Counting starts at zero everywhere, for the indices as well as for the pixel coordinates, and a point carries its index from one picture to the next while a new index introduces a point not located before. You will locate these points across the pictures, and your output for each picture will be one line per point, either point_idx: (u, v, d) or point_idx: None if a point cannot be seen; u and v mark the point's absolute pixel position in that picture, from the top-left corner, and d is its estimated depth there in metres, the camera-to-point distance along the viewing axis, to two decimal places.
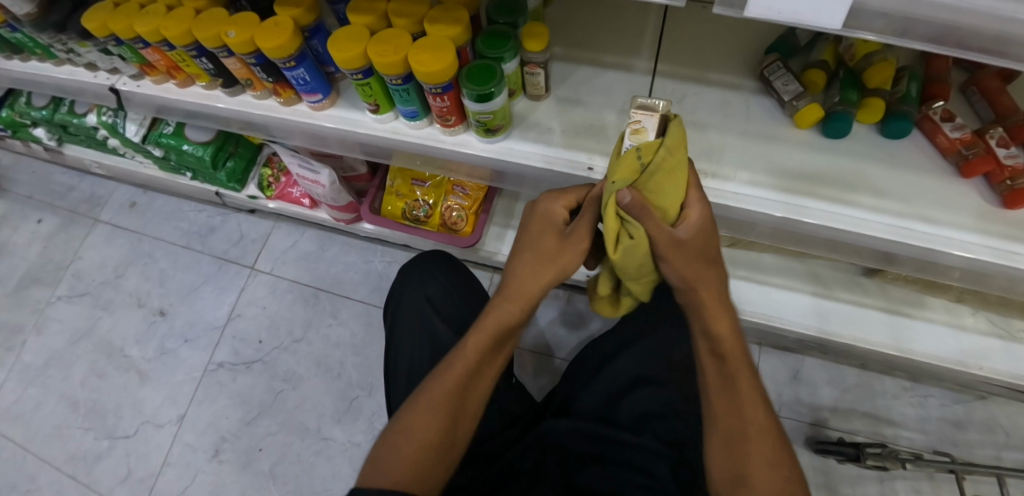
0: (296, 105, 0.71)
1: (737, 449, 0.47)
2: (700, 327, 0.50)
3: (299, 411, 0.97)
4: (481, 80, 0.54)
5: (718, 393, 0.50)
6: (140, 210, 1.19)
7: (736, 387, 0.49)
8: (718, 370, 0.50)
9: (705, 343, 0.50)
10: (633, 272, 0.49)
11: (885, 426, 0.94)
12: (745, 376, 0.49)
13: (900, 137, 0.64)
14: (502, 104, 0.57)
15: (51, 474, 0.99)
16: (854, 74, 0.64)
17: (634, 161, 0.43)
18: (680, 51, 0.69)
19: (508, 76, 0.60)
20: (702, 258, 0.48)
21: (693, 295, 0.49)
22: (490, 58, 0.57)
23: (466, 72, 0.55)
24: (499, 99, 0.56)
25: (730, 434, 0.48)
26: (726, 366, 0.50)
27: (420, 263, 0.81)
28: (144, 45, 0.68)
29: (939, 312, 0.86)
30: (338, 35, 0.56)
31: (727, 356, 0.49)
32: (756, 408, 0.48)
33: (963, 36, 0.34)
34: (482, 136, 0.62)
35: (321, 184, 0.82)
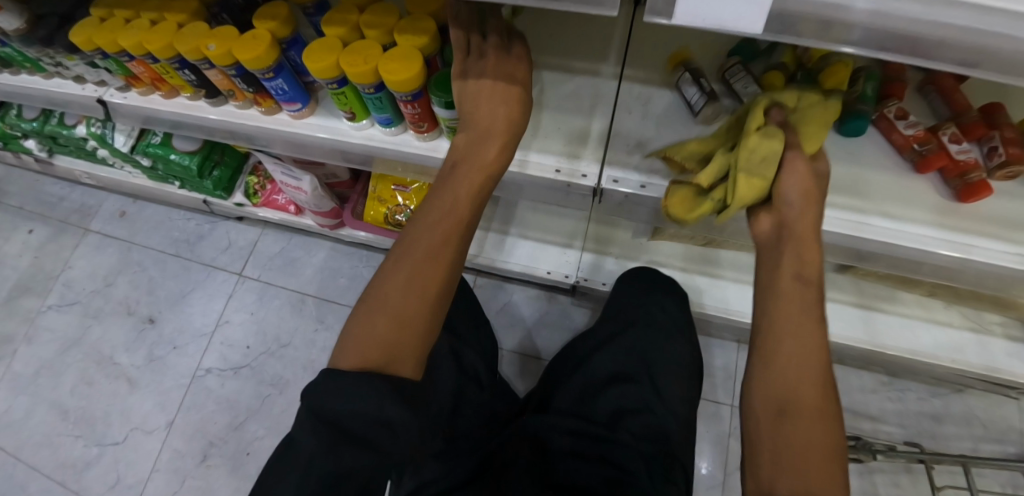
0: (277, 114, 0.73)
1: (795, 390, 0.44)
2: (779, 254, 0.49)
3: (287, 416, 0.99)
4: (446, 87, 0.57)
5: (786, 322, 0.47)
6: (130, 219, 1.21)
7: (806, 325, 0.46)
8: (796, 293, 0.47)
9: (786, 265, 0.48)
10: (752, 163, 0.48)
11: (862, 421, 0.96)
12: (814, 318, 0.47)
13: (860, 133, 0.66)
14: None
15: (41, 481, 1.00)
16: (812, 76, 0.66)
17: (795, 100, 0.52)
18: (645, 56, 0.71)
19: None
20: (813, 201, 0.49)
21: (794, 233, 0.48)
22: None
23: (435, 81, 0.57)
24: None
25: (790, 361, 0.45)
26: (806, 295, 0.47)
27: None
28: (129, 58, 0.70)
29: (911, 307, 0.88)
30: (313, 47, 0.58)
31: (810, 285, 0.47)
32: (816, 356, 0.46)
33: (886, 41, 0.37)
34: (452, 139, 0.65)
35: (304, 190, 0.84)
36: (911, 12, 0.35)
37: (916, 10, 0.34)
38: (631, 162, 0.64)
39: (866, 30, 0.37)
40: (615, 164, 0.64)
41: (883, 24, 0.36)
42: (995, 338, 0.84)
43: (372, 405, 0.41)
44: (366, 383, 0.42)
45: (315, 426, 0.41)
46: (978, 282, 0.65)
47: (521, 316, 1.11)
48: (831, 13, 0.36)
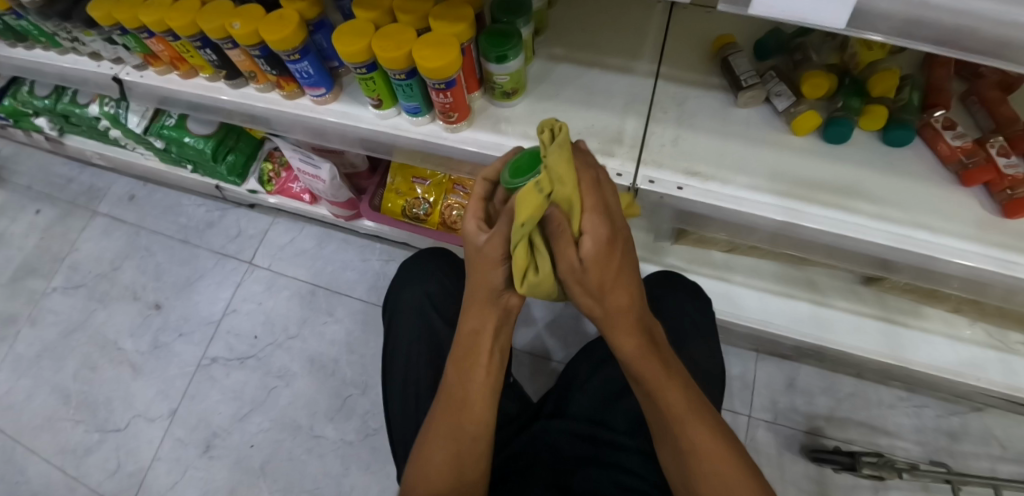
0: (299, 99, 0.70)
1: (678, 452, 0.49)
2: (619, 353, 0.51)
3: (291, 408, 0.97)
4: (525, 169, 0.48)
5: (663, 414, 0.50)
6: (139, 203, 1.19)
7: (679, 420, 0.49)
8: (655, 405, 0.51)
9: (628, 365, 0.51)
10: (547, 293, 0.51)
11: (880, 436, 0.93)
12: (680, 401, 0.50)
13: (902, 144, 0.64)
14: (519, 68, 0.60)
15: (39, 466, 0.98)
16: (859, 82, 0.65)
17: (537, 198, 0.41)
18: (682, 55, 0.69)
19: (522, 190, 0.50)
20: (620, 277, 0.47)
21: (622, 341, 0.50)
22: (494, 56, 0.57)
23: (484, 37, 0.57)
24: (516, 62, 0.59)
25: (682, 459, 0.49)
26: (658, 395, 0.50)
27: (415, 264, 0.86)
28: (149, 35, 0.68)
29: (935, 322, 0.86)
30: (343, 29, 0.56)
31: (653, 383, 0.50)
32: (703, 432, 0.48)
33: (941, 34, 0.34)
34: (499, 100, 0.65)
35: (322, 179, 0.81)
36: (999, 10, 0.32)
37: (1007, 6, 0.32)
38: (667, 163, 0.62)
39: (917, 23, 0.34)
40: (651, 164, 0.62)
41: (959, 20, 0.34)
42: (1021, 357, 0.81)
43: None
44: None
45: None
46: (1008, 298, 0.63)
47: (534, 316, 1.08)
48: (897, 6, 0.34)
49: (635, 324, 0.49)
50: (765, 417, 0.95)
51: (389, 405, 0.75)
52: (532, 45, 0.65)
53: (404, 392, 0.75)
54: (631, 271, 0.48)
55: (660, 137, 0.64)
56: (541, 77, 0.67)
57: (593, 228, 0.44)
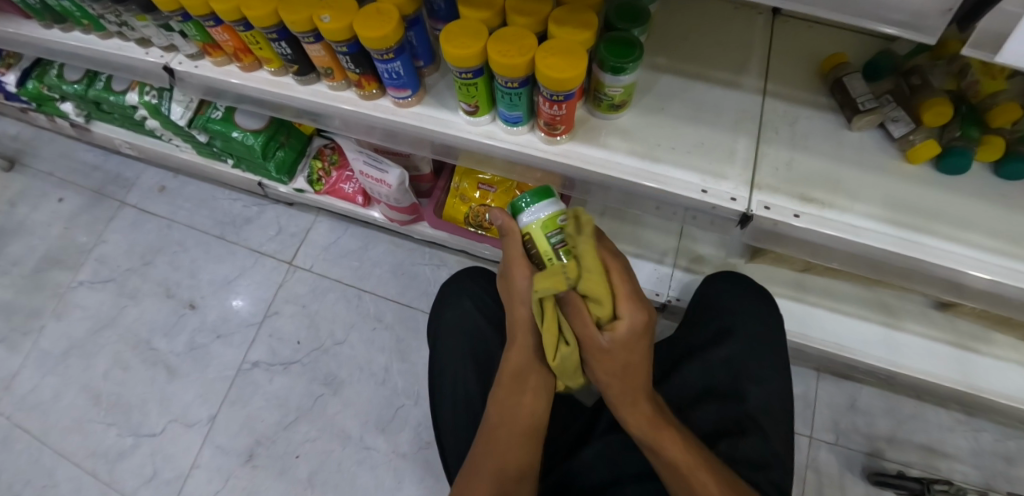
0: (378, 100, 0.65)
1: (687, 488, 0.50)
2: (626, 412, 0.54)
3: (339, 418, 0.92)
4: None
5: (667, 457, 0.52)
6: (170, 195, 1.13)
7: (677, 453, 0.51)
8: (668, 447, 0.52)
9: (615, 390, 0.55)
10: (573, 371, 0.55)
11: (940, 459, 0.91)
12: (679, 443, 0.52)
13: (1015, 179, 0.62)
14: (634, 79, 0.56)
15: (70, 470, 0.93)
16: (975, 111, 0.62)
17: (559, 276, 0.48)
18: (789, 73, 0.65)
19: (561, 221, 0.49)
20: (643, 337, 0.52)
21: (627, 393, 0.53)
22: (614, 67, 0.53)
23: (604, 46, 0.53)
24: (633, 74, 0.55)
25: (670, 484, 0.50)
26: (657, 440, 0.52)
27: (459, 279, 0.86)
28: (216, 23, 0.62)
29: (1006, 350, 0.84)
30: (453, 29, 0.51)
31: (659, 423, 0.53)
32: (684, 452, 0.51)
33: None
34: (604, 112, 0.60)
35: (388, 183, 0.75)
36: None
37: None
38: (781, 187, 0.59)
39: None
40: (765, 189, 0.58)
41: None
42: None
43: None
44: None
45: None
46: None
47: None
48: None
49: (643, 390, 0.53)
50: (826, 438, 0.93)
51: (440, 418, 0.74)
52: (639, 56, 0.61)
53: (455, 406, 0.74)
54: (636, 348, 0.51)
55: (774, 158, 0.60)
56: (645, 88, 0.63)
57: (629, 314, 0.50)
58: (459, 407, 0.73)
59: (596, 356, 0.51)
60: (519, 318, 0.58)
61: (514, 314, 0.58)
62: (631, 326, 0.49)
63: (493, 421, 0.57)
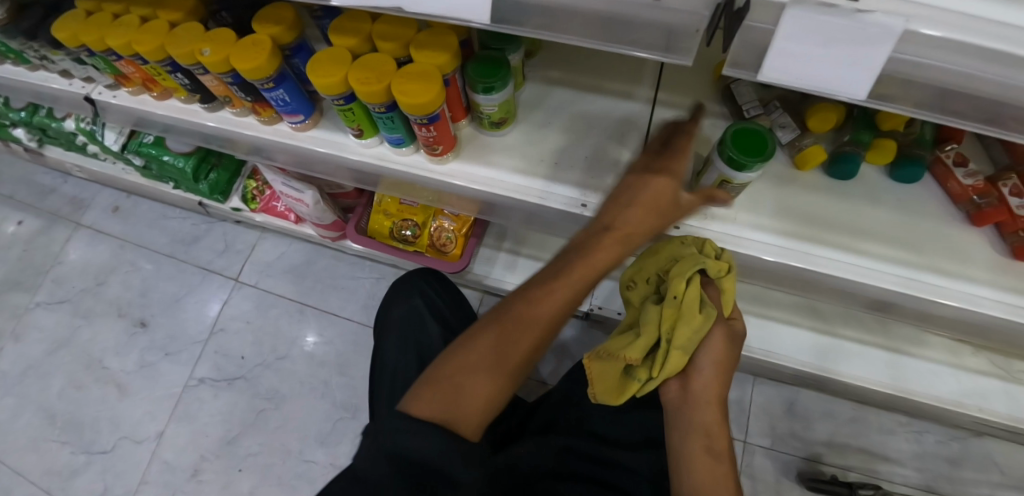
0: (279, 124, 0.67)
1: None
2: (683, 416, 0.52)
3: (280, 432, 0.95)
4: (751, 148, 0.49)
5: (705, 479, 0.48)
6: (124, 215, 1.16)
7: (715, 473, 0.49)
8: (710, 468, 0.49)
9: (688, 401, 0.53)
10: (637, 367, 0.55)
11: (879, 463, 0.90)
12: (718, 468, 0.49)
13: (911, 182, 0.61)
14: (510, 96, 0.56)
15: (26, 487, 0.97)
16: (868, 114, 0.61)
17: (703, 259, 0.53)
18: (683, 79, 0.64)
19: (733, 183, 0.52)
20: (726, 368, 0.54)
21: (700, 398, 0.53)
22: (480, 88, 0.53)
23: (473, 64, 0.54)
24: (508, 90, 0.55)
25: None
26: (712, 453, 0.50)
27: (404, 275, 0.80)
28: (118, 57, 0.64)
29: (937, 350, 0.83)
30: (319, 58, 0.52)
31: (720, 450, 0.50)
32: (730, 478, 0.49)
33: (963, 104, 0.31)
34: (488, 129, 0.61)
35: (306, 203, 0.78)
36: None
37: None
38: None
39: (941, 90, 0.31)
40: None
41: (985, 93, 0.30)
42: None
43: (430, 456, 0.41)
44: (440, 441, 0.42)
45: (369, 447, 0.42)
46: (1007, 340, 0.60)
47: None
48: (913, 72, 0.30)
49: (714, 400, 0.52)
50: (763, 443, 0.92)
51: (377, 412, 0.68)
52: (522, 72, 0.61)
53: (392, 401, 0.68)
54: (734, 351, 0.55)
55: None
56: (534, 103, 0.64)
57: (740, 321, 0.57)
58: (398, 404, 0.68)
59: (714, 341, 0.54)
60: (642, 206, 0.47)
61: (642, 196, 0.47)
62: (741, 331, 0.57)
63: (495, 336, 0.50)
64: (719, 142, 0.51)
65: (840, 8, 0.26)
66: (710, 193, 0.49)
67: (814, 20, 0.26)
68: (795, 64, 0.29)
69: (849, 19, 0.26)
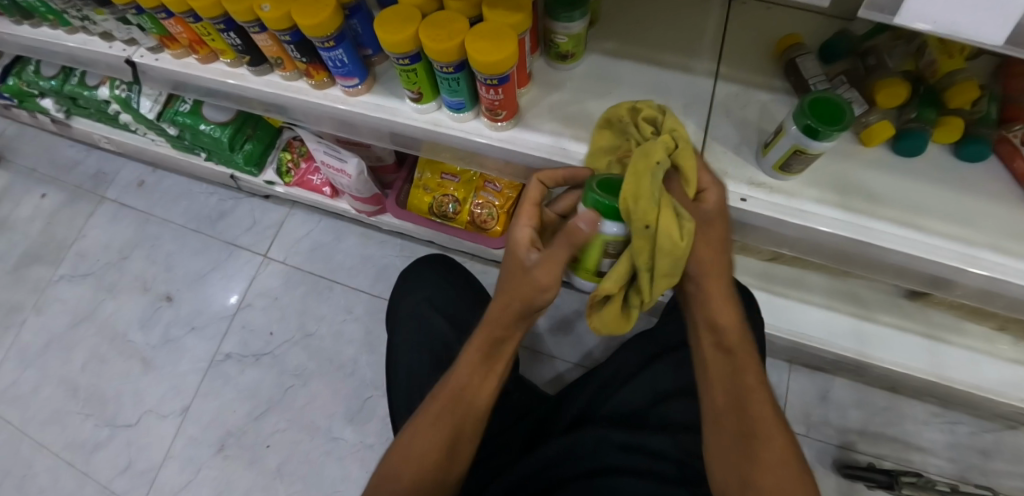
0: (329, 89, 0.65)
1: (737, 422, 0.49)
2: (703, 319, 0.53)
3: (308, 409, 0.93)
4: (829, 116, 0.49)
5: (728, 396, 0.51)
6: (149, 190, 1.14)
7: (736, 376, 0.51)
8: (721, 368, 0.52)
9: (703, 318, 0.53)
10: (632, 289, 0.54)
11: (913, 453, 0.90)
12: (749, 366, 0.52)
13: (974, 160, 0.61)
14: (580, 31, 0.58)
15: (48, 460, 0.95)
16: (933, 92, 0.60)
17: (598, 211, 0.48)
18: (743, 53, 0.64)
19: (806, 154, 0.51)
20: (712, 248, 0.50)
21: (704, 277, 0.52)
22: (560, 18, 0.55)
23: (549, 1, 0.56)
24: (579, 25, 0.57)
25: (748, 466, 0.47)
26: (732, 358, 0.52)
27: (416, 267, 0.85)
28: (168, 15, 0.63)
29: (978, 340, 0.82)
30: (387, 15, 0.51)
31: (731, 351, 0.52)
32: (772, 412, 0.49)
33: None
34: (557, 62, 0.62)
35: (348, 174, 0.76)
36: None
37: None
38: (728, 172, 0.58)
39: None
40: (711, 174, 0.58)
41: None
42: None
43: None
44: None
45: None
46: None
47: (560, 318, 1.02)
48: None
49: (718, 272, 0.51)
50: (797, 430, 0.92)
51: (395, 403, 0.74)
52: (584, 40, 0.60)
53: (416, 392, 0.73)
54: (693, 240, 0.47)
55: (723, 142, 0.59)
56: (593, 73, 0.63)
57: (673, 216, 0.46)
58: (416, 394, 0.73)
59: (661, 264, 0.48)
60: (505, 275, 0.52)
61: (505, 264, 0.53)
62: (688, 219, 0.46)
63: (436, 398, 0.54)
64: (796, 108, 0.50)
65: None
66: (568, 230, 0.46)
67: None
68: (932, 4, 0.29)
69: None
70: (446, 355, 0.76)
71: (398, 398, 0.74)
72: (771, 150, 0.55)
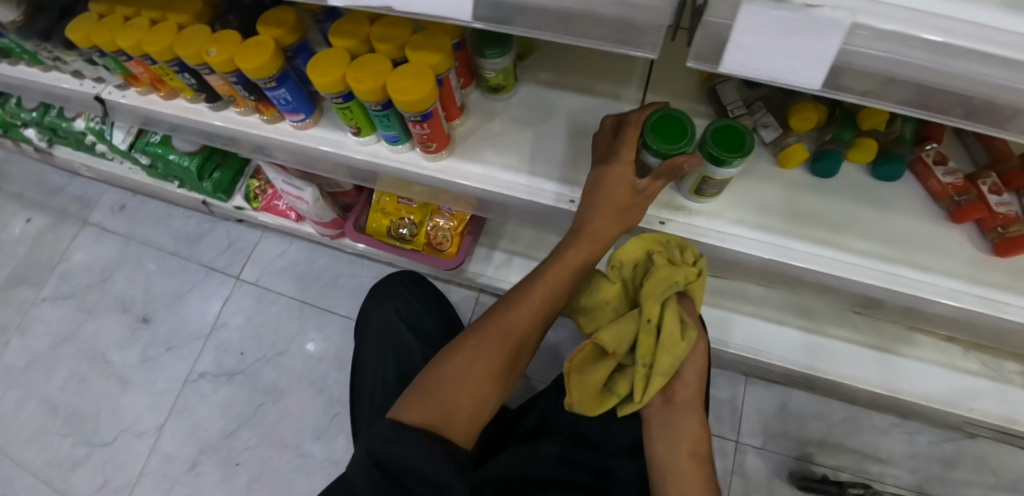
0: (281, 123, 0.69)
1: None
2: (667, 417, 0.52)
3: (278, 426, 0.96)
4: (732, 145, 0.51)
5: (682, 473, 0.49)
6: (130, 214, 1.19)
7: (696, 459, 0.50)
8: (687, 460, 0.50)
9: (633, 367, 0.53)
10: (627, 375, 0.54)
11: (871, 463, 0.91)
12: (701, 462, 0.50)
13: (893, 180, 0.63)
14: (507, 66, 0.61)
15: (28, 478, 0.98)
16: (850, 114, 0.63)
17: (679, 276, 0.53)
18: (670, 80, 0.67)
19: (714, 180, 0.54)
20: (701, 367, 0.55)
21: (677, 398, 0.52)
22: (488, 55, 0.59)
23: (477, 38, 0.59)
24: (504, 60, 0.60)
25: None
26: (695, 452, 0.50)
27: (388, 282, 0.88)
28: (128, 58, 0.67)
29: (928, 350, 0.84)
30: (320, 58, 0.55)
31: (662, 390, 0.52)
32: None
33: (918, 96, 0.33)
34: (489, 94, 0.66)
35: (305, 201, 0.81)
36: (992, 79, 0.30)
37: (999, 76, 0.30)
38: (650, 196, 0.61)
39: (895, 85, 0.33)
40: None
41: (953, 86, 0.31)
42: (1016, 388, 0.79)
43: (426, 453, 0.44)
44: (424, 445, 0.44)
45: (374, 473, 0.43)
46: (990, 336, 0.62)
47: None
48: (867, 67, 0.32)
49: (693, 400, 0.53)
50: (754, 442, 0.94)
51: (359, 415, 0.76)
52: (514, 73, 0.64)
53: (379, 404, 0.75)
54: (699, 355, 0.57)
55: None
56: (527, 103, 0.67)
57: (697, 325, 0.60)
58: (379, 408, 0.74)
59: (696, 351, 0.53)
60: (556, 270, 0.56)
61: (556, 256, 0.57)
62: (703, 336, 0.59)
63: (495, 327, 0.55)
64: (701, 140, 0.53)
65: (790, 3, 0.28)
66: (675, 164, 0.49)
67: (765, 13, 0.28)
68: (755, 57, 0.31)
69: (798, 12, 0.28)
70: (409, 366, 0.78)
71: (361, 413, 0.76)
72: (686, 178, 0.58)
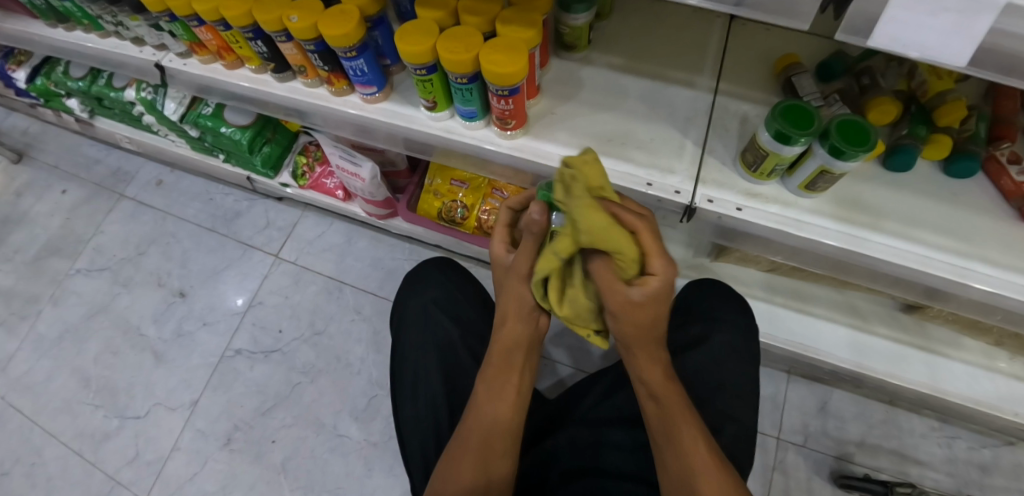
0: (348, 96, 0.69)
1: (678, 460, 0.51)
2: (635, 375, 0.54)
3: (315, 407, 0.95)
4: (799, 124, 0.52)
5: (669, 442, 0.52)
6: (167, 188, 1.18)
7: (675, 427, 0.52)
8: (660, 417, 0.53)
9: (642, 386, 0.54)
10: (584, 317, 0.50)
11: (911, 466, 0.91)
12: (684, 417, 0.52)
13: (965, 177, 0.62)
14: (582, 23, 0.63)
15: (57, 448, 0.97)
16: (925, 112, 0.62)
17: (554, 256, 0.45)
18: (741, 68, 0.67)
19: (832, 173, 0.54)
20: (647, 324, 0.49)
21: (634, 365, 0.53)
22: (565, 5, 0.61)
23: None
24: (581, 17, 0.62)
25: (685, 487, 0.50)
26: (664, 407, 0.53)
27: (423, 269, 0.88)
28: (199, 23, 0.66)
29: (975, 354, 0.82)
30: (408, 28, 0.55)
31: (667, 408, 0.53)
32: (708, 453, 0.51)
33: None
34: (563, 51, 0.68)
35: (361, 178, 0.80)
36: None
37: None
38: (726, 181, 0.61)
39: None
40: (710, 184, 0.61)
41: None
42: None
43: None
44: None
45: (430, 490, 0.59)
46: None
47: (562, 326, 1.04)
48: None
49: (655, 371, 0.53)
50: (795, 440, 0.93)
51: (401, 397, 0.77)
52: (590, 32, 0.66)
53: (418, 385, 0.76)
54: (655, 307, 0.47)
55: (720, 156, 0.62)
56: (594, 83, 0.67)
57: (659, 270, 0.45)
58: (420, 391, 0.76)
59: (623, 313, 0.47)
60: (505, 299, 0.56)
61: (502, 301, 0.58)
62: (661, 284, 0.45)
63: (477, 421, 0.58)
64: (822, 132, 0.53)
65: None
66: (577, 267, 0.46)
67: None
68: (901, 31, 0.34)
69: None
70: (450, 353, 0.80)
71: (405, 398, 0.77)
72: (798, 171, 0.58)
